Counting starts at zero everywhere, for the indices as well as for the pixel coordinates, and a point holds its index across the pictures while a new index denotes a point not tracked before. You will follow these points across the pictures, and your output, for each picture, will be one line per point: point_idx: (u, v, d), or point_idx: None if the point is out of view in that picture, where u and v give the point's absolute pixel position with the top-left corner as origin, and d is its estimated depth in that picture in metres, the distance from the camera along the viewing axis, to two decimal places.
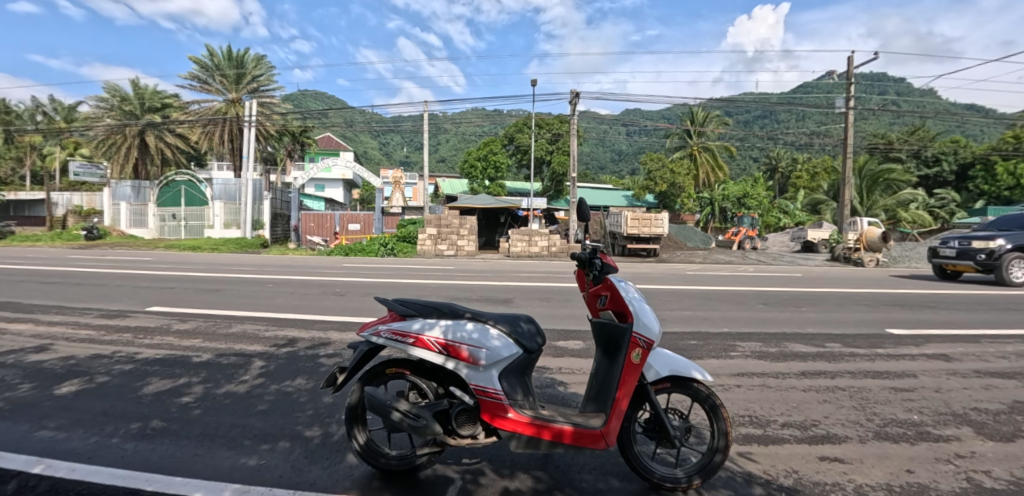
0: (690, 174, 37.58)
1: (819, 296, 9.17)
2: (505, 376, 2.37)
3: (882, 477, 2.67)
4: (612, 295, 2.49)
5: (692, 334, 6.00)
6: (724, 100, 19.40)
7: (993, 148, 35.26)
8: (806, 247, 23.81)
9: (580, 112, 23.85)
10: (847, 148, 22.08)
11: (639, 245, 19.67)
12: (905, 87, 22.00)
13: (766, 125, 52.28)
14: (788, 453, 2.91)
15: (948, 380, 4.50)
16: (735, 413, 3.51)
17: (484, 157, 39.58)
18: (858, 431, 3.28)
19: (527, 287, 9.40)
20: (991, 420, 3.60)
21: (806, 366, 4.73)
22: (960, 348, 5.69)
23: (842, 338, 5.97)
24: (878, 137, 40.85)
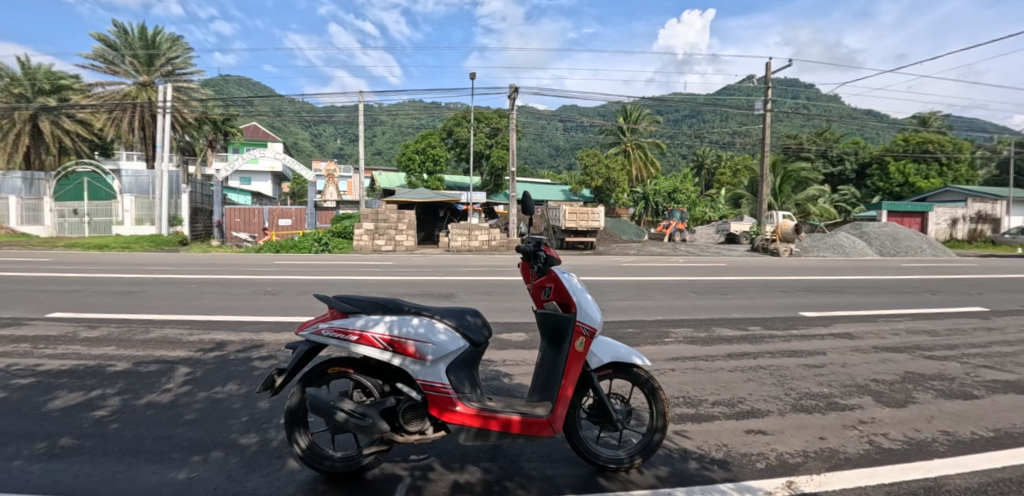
0: (624, 170, 38.95)
1: (743, 284, 9.86)
2: (453, 370, 2.36)
3: (799, 445, 2.95)
4: (556, 287, 2.54)
5: (629, 322, 6.28)
6: (656, 99, 20.22)
7: (887, 150, 39.45)
8: (729, 238, 25.50)
9: (520, 107, 23.87)
10: (766, 147, 23.72)
11: (578, 238, 20.23)
12: (815, 93, 23.97)
13: (695, 124, 55.39)
14: (719, 429, 3.12)
15: (852, 355, 5.02)
16: (670, 395, 3.72)
17: (422, 150, 38.78)
18: (778, 405, 3.58)
19: (468, 282, 9.38)
20: (887, 389, 4.06)
21: (732, 349, 5.09)
22: (861, 326, 6.38)
23: (762, 321, 6.50)
24: (791, 138, 44.42)
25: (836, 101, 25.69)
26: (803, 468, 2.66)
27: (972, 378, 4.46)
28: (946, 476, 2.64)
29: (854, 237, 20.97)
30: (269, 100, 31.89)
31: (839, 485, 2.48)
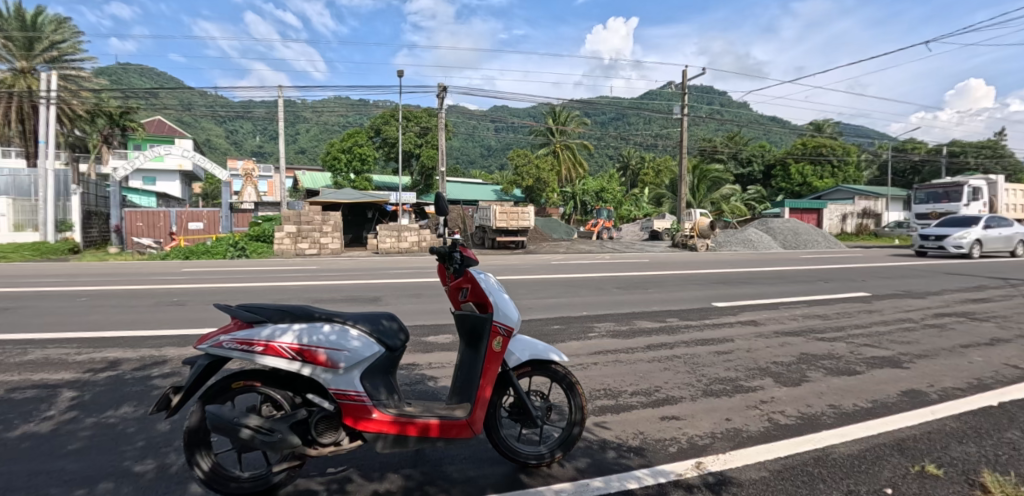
0: (554, 170, 39.80)
1: (663, 278, 10.42)
2: (368, 377, 2.29)
3: (707, 427, 3.15)
4: (473, 288, 2.54)
5: (556, 319, 6.42)
6: (583, 101, 20.87)
7: (788, 153, 43.37)
8: (652, 235, 26.87)
9: (450, 107, 23.63)
10: (683, 149, 25.24)
11: (508, 237, 20.43)
12: (727, 100, 25.85)
13: (620, 127, 57.80)
14: (636, 418, 3.27)
15: (756, 340, 5.47)
16: (592, 388, 3.83)
17: (348, 148, 37.22)
18: (690, 391, 3.81)
19: (396, 284, 9.14)
20: (785, 370, 4.45)
21: (651, 340, 5.35)
22: (764, 313, 6.96)
23: (679, 313, 6.91)
24: (706, 141, 47.56)
25: (745, 108, 27.89)
26: (710, 449, 2.84)
27: (855, 356, 5.00)
28: (832, 445, 2.94)
29: (761, 232, 22.87)
30: (175, 93, 29.27)
31: (742, 463, 2.68)
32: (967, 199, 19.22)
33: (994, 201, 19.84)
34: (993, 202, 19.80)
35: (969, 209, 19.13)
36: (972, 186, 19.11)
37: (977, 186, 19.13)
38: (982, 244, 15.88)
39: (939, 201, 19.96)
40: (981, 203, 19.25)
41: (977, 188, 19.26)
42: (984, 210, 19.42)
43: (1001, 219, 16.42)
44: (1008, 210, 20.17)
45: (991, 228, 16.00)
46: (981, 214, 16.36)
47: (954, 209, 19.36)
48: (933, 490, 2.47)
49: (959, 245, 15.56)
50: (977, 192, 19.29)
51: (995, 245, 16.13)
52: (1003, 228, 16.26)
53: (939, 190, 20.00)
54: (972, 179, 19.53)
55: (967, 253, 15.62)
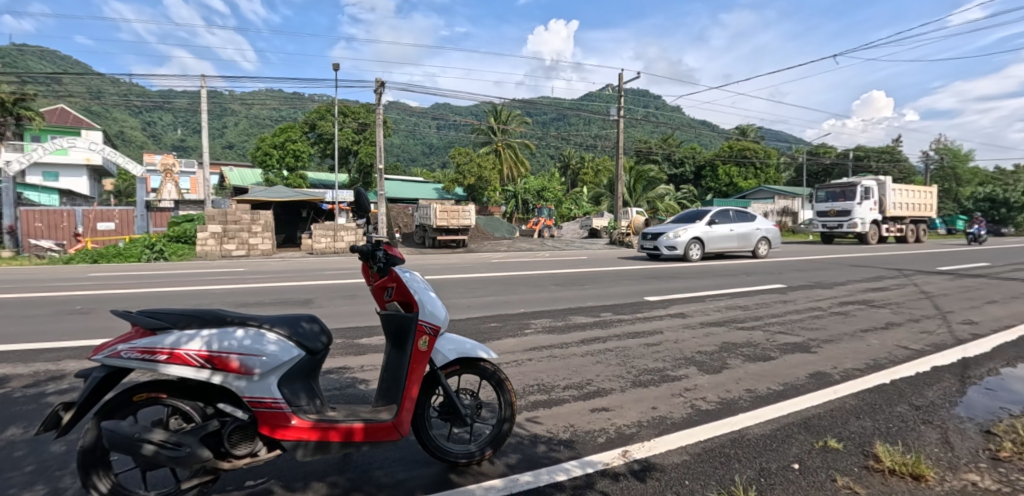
0: (496, 168, 39.82)
1: (599, 275, 10.74)
2: (286, 383, 2.18)
3: (635, 416, 3.28)
4: (398, 287, 2.56)
5: (493, 317, 6.44)
6: (524, 101, 21.05)
7: (716, 155, 45.97)
8: (592, 233, 27.59)
9: (389, 103, 23.01)
10: (620, 150, 26.08)
11: (449, 236, 20.24)
12: (660, 103, 26.97)
13: (561, 128, 58.93)
14: (567, 411, 3.34)
15: (682, 331, 5.77)
16: (525, 384, 3.88)
17: (280, 144, 35.26)
18: (620, 383, 3.95)
19: (331, 286, 8.79)
20: (707, 358, 4.72)
21: (585, 335, 5.50)
22: (691, 306, 7.36)
23: (613, 307, 7.15)
24: (642, 142, 49.45)
25: (677, 111, 29.25)
26: (637, 437, 2.96)
27: (770, 343, 5.39)
28: (747, 427, 3.15)
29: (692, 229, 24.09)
30: (79, 79, 26.41)
31: (665, 448, 2.81)
32: (859, 198, 21.23)
33: (882, 200, 22.06)
34: (881, 201, 22.00)
35: (861, 207, 21.11)
36: (864, 186, 21.17)
37: (868, 185, 21.19)
38: (703, 244, 14.08)
39: (837, 199, 21.89)
40: (872, 201, 21.32)
41: (868, 188, 21.32)
42: (875, 208, 21.51)
43: (732, 213, 14.73)
44: (896, 208, 22.45)
45: (713, 226, 14.24)
46: (706, 209, 14.59)
47: (849, 207, 21.29)
48: (832, 463, 2.71)
49: (672, 247, 13.78)
50: (868, 192, 21.33)
51: (721, 244, 14.36)
52: (731, 225, 14.45)
53: (836, 189, 21.96)
54: (865, 180, 21.62)
55: (682, 256, 13.91)
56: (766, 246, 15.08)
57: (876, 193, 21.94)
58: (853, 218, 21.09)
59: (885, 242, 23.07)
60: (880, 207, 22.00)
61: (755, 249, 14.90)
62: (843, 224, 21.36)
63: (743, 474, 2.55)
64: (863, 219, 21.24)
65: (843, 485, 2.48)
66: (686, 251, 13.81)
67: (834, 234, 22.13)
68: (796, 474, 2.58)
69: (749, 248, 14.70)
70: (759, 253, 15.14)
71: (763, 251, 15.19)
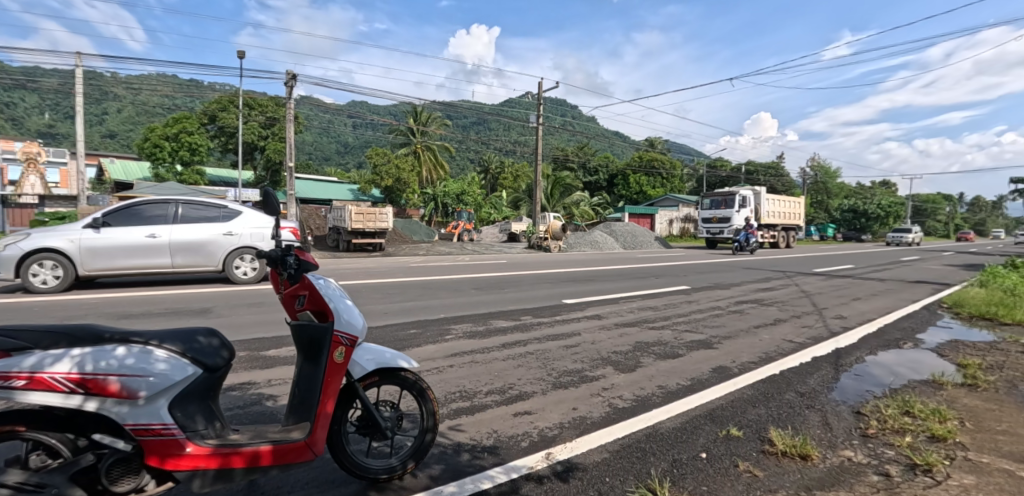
0: (414, 170, 38.97)
1: (519, 279, 10.88)
2: (180, 405, 1.95)
3: (556, 418, 3.34)
4: (311, 295, 2.43)
5: (412, 323, 6.24)
6: (445, 104, 20.87)
7: (627, 164, 48.67)
8: (511, 237, 27.92)
9: (301, 98, 21.69)
10: (539, 156, 26.66)
11: (365, 239, 19.47)
12: (577, 113, 28.03)
13: (482, 132, 59.27)
14: (490, 417, 3.32)
15: (599, 333, 5.98)
16: (447, 391, 3.80)
17: (173, 135, 31.75)
18: (541, 386, 4.00)
19: (231, 293, 8.05)
20: (623, 358, 4.92)
21: (506, 339, 5.52)
22: (606, 308, 7.67)
23: (532, 311, 7.25)
24: (560, 150, 51.09)
25: (593, 121, 30.59)
26: (558, 438, 3.01)
27: (678, 341, 5.76)
28: (660, 422, 3.33)
29: (606, 234, 25.28)
30: None
31: (587, 448, 2.88)
32: (737, 206, 23.44)
33: (758, 208, 24.60)
34: (757, 210, 24.49)
35: (738, 215, 23.31)
36: (741, 195, 23.44)
37: (744, 194, 23.48)
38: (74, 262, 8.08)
39: (718, 207, 24.03)
40: (748, 209, 23.64)
41: (745, 198, 23.63)
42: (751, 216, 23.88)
43: (174, 208, 8.54)
44: (769, 216, 25.14)
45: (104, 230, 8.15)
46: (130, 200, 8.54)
47: (728, 214, 23.45)
48: (734, 450, 2.94)
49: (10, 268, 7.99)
50: (745, 201, 23.62)
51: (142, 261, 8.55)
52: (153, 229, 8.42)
53: (718, 198, 24.10)
54: (743, 189, 23.94)
55: (25, 284, 8.00)
56: (248, 263, 9.08)
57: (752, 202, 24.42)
58: (733, 224, 23.27)
59: (760, 247, 25.70)
60: (755, 215, 24.50)
61: (221, 267, 8.96)
62: (724, 230, 23.51)
63: (658, 467, 2.69)
64: (740, 226, 23.51)
65: (745, 470, 2.69)
66: (22, 277, 7.81)
67: (717, 239, 24.38)
68: (704, 463, 2.76)
69: (206, 269, 8.76)
70: (239, 275, 9.23)
71: (250, 272, 9.20)
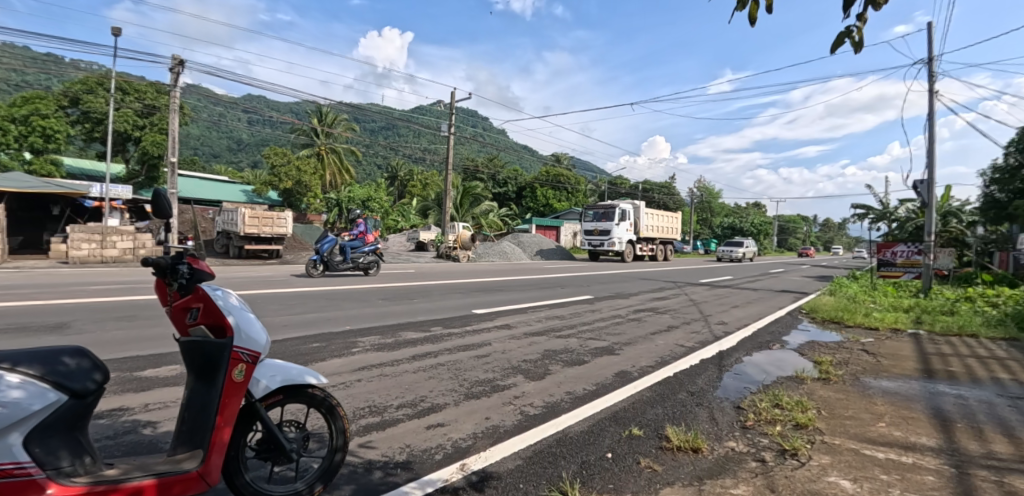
0: (317, 173, 36.85)
1: (428, 289, 10.72)
2: (41, 440, 1.69)
3: (469, 429, 3.33)
4: (205, 307, 2.23)
5: (314, 337, 5.88)
6: (352, 106, 20.08)
7: (535, 178, 50.24)
8: (419, 246, 27.43)
9: (188, 87, 19.65)
10: (449, 166, 26.50)
11: (260, 246, 18.04)
12: (489, 125, 28.43)
13: (391, 138, 57.93)
14: (402, 431, 3.23)
15: (509, 342, 6.09)
16: (355, 407, 3.64)
17: (22, 118, 26.87)
18: (453, 397, 3.97)
19: (92, 305, 7.00)
20: (532, 366, 5.06)
21: (416, 350, 5.42)
22: (515, 317, 7.84)
23: (442, 321, 7.20)
24: (470, 161, 51.43)
25: (504, 134, 31.26)
26: (473, 449, 3.01)
27: (584, 348, 6.06)
28: (569, 426, 3.47)
29: (514, 245, 25.87)
30: None
31: (500, 456, 2.91)
32: (616, 219, 25.04)
33: (637, 223, 26.32)
34: (636, 224, 26.21)
35: (618, 227, 24.86)
36: (620, 209, 25.10)
37: (623, 208, 25.13)
38: None
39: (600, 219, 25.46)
40: (627, 222, 25.29)
41: (624, 211, 25.24)
42: (630, 228, 25.54)
43: None
44: (648, 230, 27.01)
45: None
46: None
47: (608, 227, 24.91)
48: (636, 448, 3.15)
49: None
50: (624, 214, 25.26)
51: None
52: None
53: (600, 210, 25.56)
54: (622, 203, 25.58)
55: None
56: None
57: (633, 216, 26.16)
58: (612, 237, 24.74)
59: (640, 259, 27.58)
60: (636, 228, 26.24)
61: None
62: (604, 242, 24.90)
63: (568, 469, 2.80)
64: (620, 239, 25.02)
65: (645, 466, 2.90)
66: None
67: (598, 251, 25.79)
68: (610, 462, 2.93)
69: None
70: None
71: None
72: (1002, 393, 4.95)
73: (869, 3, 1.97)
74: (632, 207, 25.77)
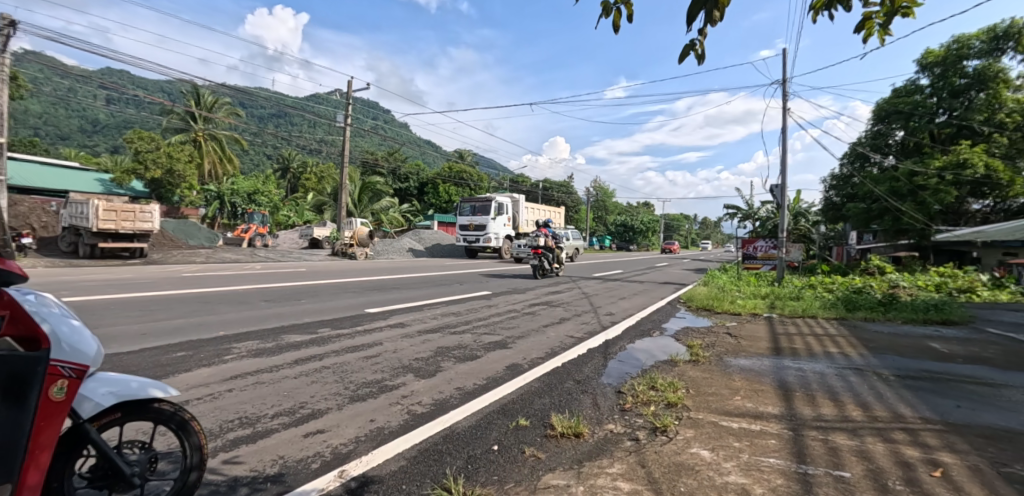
0: (193, 161, 32.96)
1: (318, 288, 10.11)
2: None
3: (352, 433, 3.19)
4: (14, 316, 1.86)
5: (179, 344, 5.25)
6: (236, 90, 18.24)
7: (438, 174, 49.62)
8: (312, 243, 25.78)
9: (24, 55, 16.53)
10: (347, 158, 25.07)
11: (119, 244, 15.75)
12: (390, 118, 27.42)
13: (282, 127, 53.74)
14: (275, 442, 2.99)
15: (402, 341, 5.93)
16: (222, 420, 3.30)
17: None
18: (336, 401, 3.77)
19: None
20: (424, 364, 4.97)
21: (298, 354, 5.06)
22: (411, 315, 7.68)
23: (332, 322, 6.83)
24: (370, 154, 49.39)
25: (405, 128, 30.39)
26: (353, 454, 2.87)
27: (477, 344, 6.09)
28: (457, 422, 3.46)
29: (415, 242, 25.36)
30: None
31: (383, 459, 2.81)
32: (493, 213, 24.22)
33: (516, 217, 26.12)
34: (515, 218, 26.03)
35: (494, 223, 24.18)
36: (496, 202, 24.29)
37: (500, 202, 24.34)
38: None
39: (476, 213, 24.55)
40: (503, 216, 24.71)
41: (500, 205, 24.58)
42: (507, 224, 25.03)
43: None
44: (527, 225, 27.06)
45: None
46: None
47: (484, 222, 24.07)
48: (522, 438, 3.23)
49: None
50: (501, 208, 24.59)
51: None
52: None
53: (476, 204, 24.58)
54: (498, 197, 24.82)
55: None
56: None
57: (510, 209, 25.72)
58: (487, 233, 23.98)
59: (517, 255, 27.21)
60: (512, 223, 25.84)
61: None
62: (480, 238, 24.08)
63: (454, 465, 2.79)
64: (496, 234, 24.34)
65: (530, 454, 2.98)
66: None
67: (474, 248, 24.86)
68: (496, 454, 2.96)
69: None
70: None
71: None
72: (831, 364, 5.85)
73: (707, 21, 2.19)
74: (509, 201, 25.18)
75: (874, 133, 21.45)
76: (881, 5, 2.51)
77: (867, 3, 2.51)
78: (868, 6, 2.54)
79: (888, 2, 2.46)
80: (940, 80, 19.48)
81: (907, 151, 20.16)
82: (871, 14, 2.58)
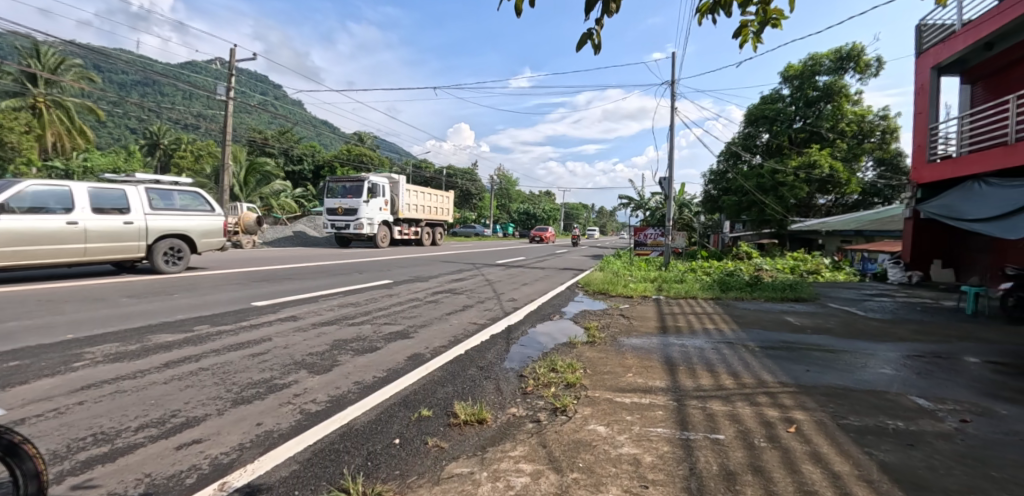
0: (30, 132, 27.64)
1: (196, 281, 9.07)
2: None
3: (235, 439, 2.91)
4: None
5: (11, 352, 4.38)
6: (87, 50, 15.48)
7: (335, 156, 46.79)
8: None
9: None
10: (228, 137, 22.27)
11: None
12: (280, 94, 25.12)
13: (148, 97, 47.02)
14: (140, 459, 2.63)
15: (293, 336, 5.51)
16: (71, 439, 2.82)
17: None
18: (216, 406, 3.41)
19: None
20: (318, 359, 4.68)
21: (169, 357, 4.48)
22: (304, 308, 7.18)
23: (211, 318, 6.15)
24: (256, 133, 45.14)
25: (298, 106, 28.13)
26: (237, 463, 2.62)
27: (377, 335, 5.86)
28: (355, 418, 3.29)
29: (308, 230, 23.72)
30: None
31: (272, 465, 2.60)
32: (366, 196, 22.69)
33: (394, 200, 25.14)
34: (393, 202, 25.06)
35: (367, 207, 22.74)
36: (370, 183, 22.81)
37: (373, 182, 22.89)
38: None
39: (347, 195, 22.96)
40: (377, 199, 23.29)
41: (373, 187, 23.02)
42: (383, 208, 23.76)
43: None
44: (408, 209, 26.19)
45: None
46: None
47: (355, 206, 22.50)
48: (424, 429, 3.17)
49: None
50: (374, 190, 23.03)
51: None
52: None
53: (348, 184, 22.83)
54: (373, 177, 23.44)
55: None
56: None
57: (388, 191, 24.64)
58: (359, 217, 22.45)
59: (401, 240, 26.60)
60: (393, 208, 25.07)
61: None
62: (351, 223, 22.47)
63: (352, 464, 2.65)
64: (369, 219, 22.86)
65: (433, 445, 2.93)
66: None
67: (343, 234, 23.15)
68: (397, 449, 2.87)
69: None
70: None
71: None
72: (707, 339, 6.51)
73: (602, 12, 2.27)
74: (384, 183, 23.96)
75: (744, 134, 24.03)
76: (756, 14, 2.78)
77: (745, 11, 2.75)
78: (746, 14, 2.79)
79: (761, 12, 2.73)
80: (798, 91, 22.20)
81: (771, 151, 22.88)
82: (747, 21, 2.84)
